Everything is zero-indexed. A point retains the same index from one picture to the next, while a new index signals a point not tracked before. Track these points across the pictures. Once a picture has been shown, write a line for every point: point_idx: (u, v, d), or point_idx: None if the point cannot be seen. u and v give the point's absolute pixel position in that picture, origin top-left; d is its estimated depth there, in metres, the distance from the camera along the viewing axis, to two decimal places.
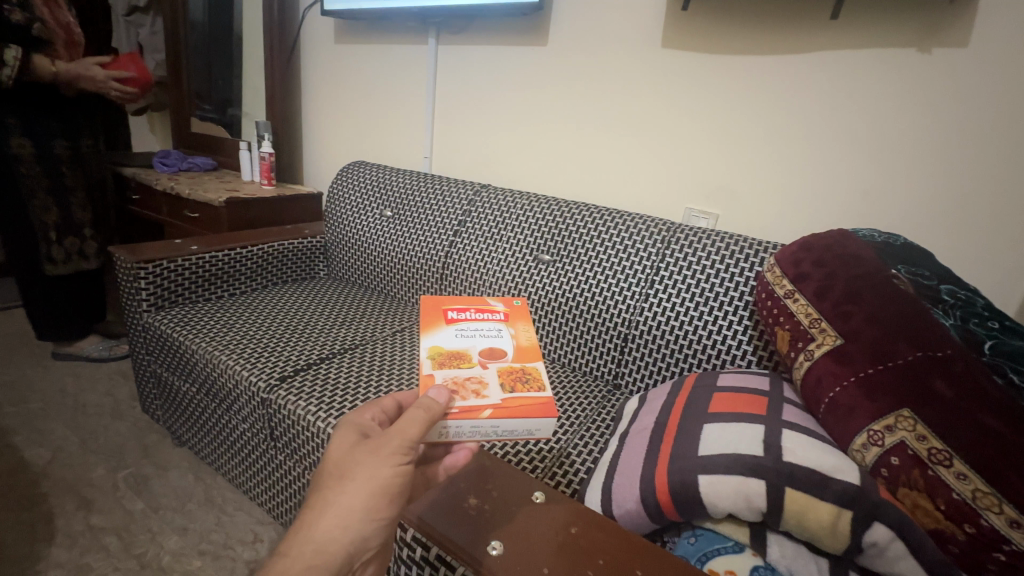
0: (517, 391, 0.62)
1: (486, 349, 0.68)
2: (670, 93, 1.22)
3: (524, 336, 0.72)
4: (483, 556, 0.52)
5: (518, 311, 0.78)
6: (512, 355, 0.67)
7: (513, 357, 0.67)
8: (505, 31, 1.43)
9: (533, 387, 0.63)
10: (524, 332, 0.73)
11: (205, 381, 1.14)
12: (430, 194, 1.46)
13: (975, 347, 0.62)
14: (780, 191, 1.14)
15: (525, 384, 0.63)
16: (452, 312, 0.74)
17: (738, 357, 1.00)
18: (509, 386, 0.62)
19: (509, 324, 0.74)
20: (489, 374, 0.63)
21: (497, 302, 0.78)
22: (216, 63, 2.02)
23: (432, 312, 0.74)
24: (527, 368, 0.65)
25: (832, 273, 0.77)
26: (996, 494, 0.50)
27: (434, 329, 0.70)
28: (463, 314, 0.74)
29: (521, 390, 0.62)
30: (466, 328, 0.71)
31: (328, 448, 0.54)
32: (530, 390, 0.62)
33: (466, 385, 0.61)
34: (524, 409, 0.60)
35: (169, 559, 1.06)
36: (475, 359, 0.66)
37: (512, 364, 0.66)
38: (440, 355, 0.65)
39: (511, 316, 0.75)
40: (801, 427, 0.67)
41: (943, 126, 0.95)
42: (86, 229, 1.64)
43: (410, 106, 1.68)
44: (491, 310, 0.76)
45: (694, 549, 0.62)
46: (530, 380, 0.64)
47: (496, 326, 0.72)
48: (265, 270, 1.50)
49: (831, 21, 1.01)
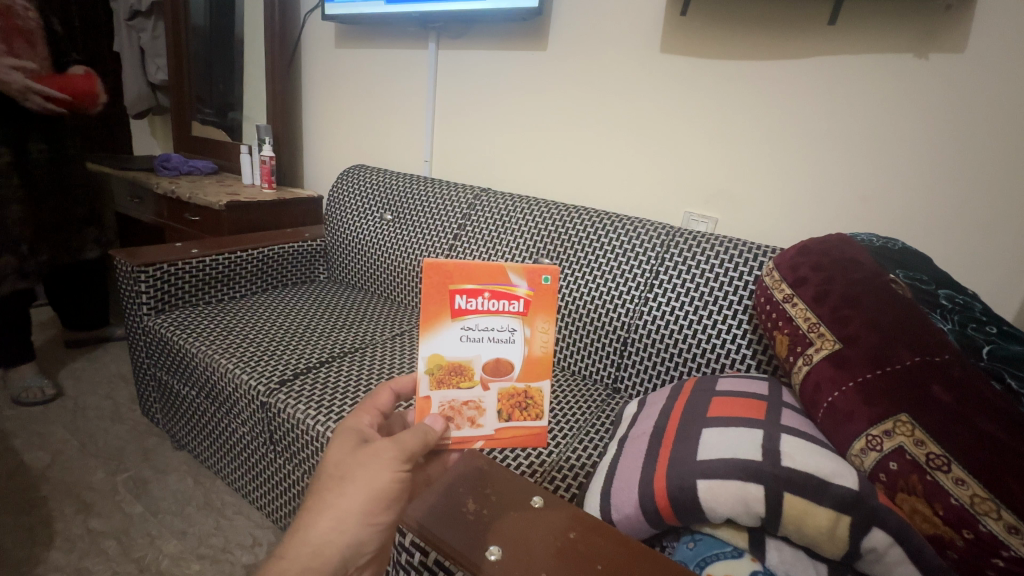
0: (513, 420, 0.63)
1: (492, 362, 0.61)
2: (669, 97, 1.22)
3: (539, 343, 0.61)
4: (482, 560, 0.52)
5: (546, 294, 0.60)
6: (518, 372, 0.62)
7: (519, 375, 0.62)
8: (504, 36, 1.44)
9: (532, 415, 0.63)
10: (543, 334, 0.61)
11: (205, 384, 1.14)
12: (430, 197, 1.47)
13: (972, 351, 0.62)
14: (780, 195, 1.14)
15: (524, 411, 0.63)
16: (460, 298, 0.60)
17: (738, 361, 1.00)
18: (506, 413, 0.63)
19: (527, 320, 0.61)
20: (488, 398, 0.62)
21: (519, 277, 0.60)
22: (217, 67, 2.02)
23: (436, 293, 0.60)
24: (530, 391, 0.62)
25: (830, 277, 0.77)
26: (994, 499, 0.50)
27: (436, 329, 0.60)
28: (473, 301, 0.60)
29: (517, 418, 0.63)
30: (473, 328, 0.60)
31: (327, 452, 0.54)
32: (527, 419, 0.63)
33: (464, 412, 0.62)
34: (516, 438, 0.63)
35: (168, 563, 1.06)
36: (477, 378, 0.61)
37: (516, 384, 0.62)
38: (440, 369, 0.61)
39: (531, 306, 0.60)
40: (800, 431, 0.67)
41: (943, 129, 0.95)
42: (25, 244, 1.41)
43: (410, 110, 1.68)
44: (510, 295, 0.60)
45: (693, 554, 0.62)
46: (530, 408, 0.63)
47: (509, 325, 0.61)
48: (265, 273, 1.50)
49: (829, 26, 1.01)
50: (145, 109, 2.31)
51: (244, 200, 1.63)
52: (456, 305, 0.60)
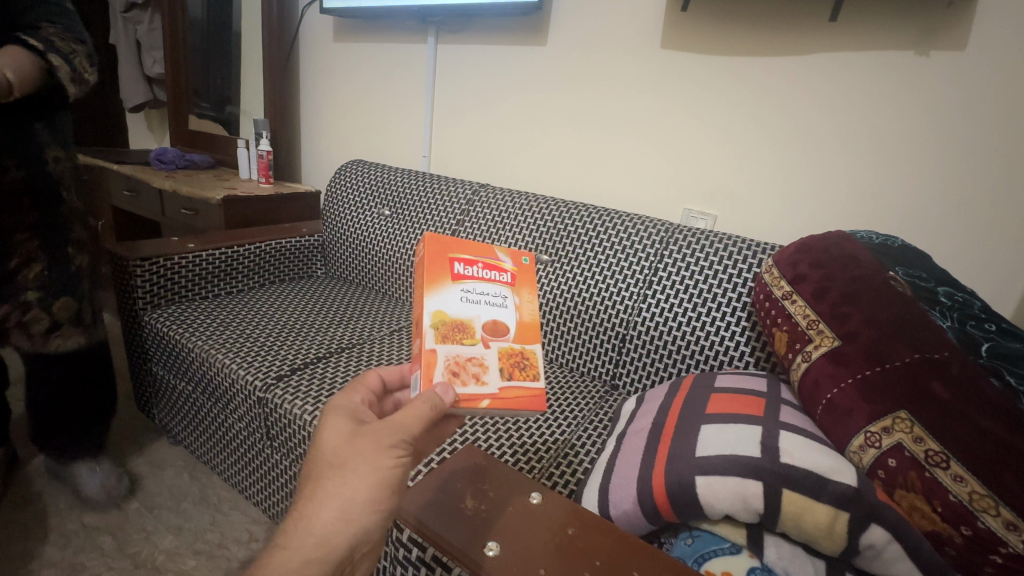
0: (515, 379, 0.58)
1: (491, 322, 0.60)
2: (669, 91, 1.21)
3: (529, 310, 0.63)
4: (480, 558, 0.52)
5: (527, 271, 0.66)
6: (514, 334, 0.60)
7: (515, 336, 0.60)
8: (504, 31, 1.43)
9: (531, 375, 0.59)
10: (531, 303, 0.64)
11: (200, 378, 1.14)
12: (430, 193, 1.46)
13: (972, 348, 0.61)
14: (779, 189, 1.13)
15: (523, 370, 0.59)
16: (458, 265, 0.62)
17: (737, 358, 1.00)
18: (507, 371, 0.58)
19: (515, 289, 0.63)
20: (490, 355, 0.58)
21: (505, 255, 0.66)
22: (215, 61, 2.01)
23: (436, 259, 0.61)
24: (527, 351, 0.60)
25: (830, 274, 0.77)
26: (992, 496, 0.50)
27: (437, 289, 0.59)
28: (470, 269, 0.62)
29: (517, 378, 0.58)
30: (471, 290, 0.61)
31: (321, 429, 0.54)
32: (527, 379, 0.59)
33: (468, 367, 0.56)
34: (519, 399, 0.57)
35: (163, 558, 1.05)
36: (478, 334, 0.58)
37: (513, 344, 0.60)
38: (443, 324, 0.58)
39: (518, 279, 0.64)
40: (797, 427, 0.67)
41: (942, 126, 0.95)
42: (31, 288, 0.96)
43: (410, 104, 1.67)
44: (499, 268, 0.64)
45: (691, 550, 0.62)
46: (528, 366, 0.59)
47: (500, 291, 0.62)
48: (261, 269, 1.49)
49: (831, 22, 1.01)
50: (141, 102, 2.28)
51: (242, 195, 1.62)
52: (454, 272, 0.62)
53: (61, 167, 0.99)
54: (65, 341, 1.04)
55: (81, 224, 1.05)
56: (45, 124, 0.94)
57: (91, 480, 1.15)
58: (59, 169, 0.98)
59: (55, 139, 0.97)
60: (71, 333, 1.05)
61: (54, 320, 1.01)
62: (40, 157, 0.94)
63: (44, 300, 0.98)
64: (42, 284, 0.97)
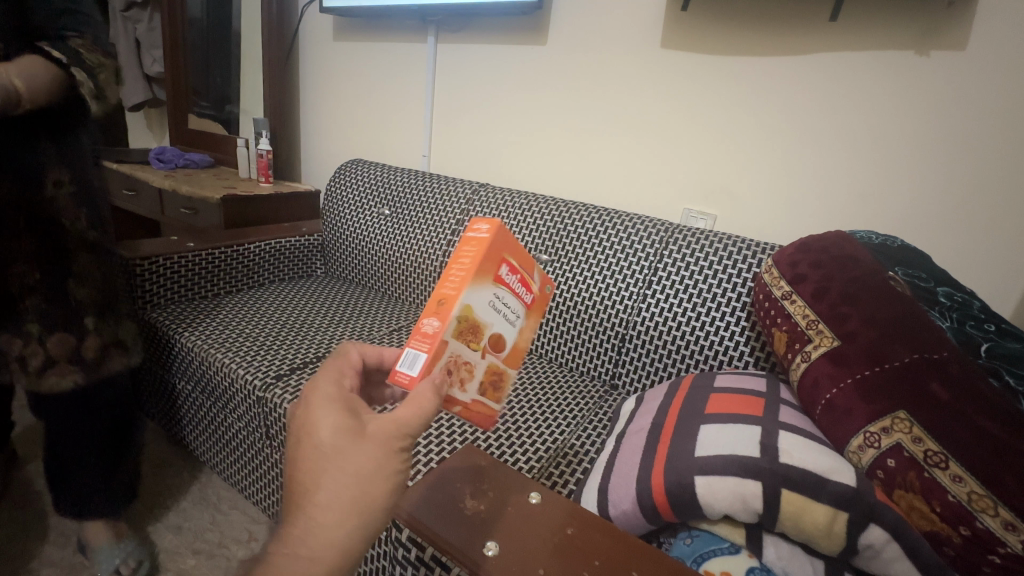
0: (484, 398, 0.58)
1: (498, 338, 0.57)
2: (670, 91, 1.21)
3: (526, 337, 0.62)
4: (479, 557, 0.52)
5: (542, 299, 0.65)
6: (507, 356, 0.59)
7: (506, 357, 0.59)
8: (505, 30, 1.42)
9: (495, 398, 0.60)
10: (531, 331, 0.63)
11: (200, 377, 1.13)
12: (430, 192, 1.46)
13: (971, 349, 0.61)
14: (778, 190, 1.13)
15: (493, 392, 0.59)
16: (505, 268, 0.57)
17: (736, 358, 1.00)
18: (483, 387, 0.58)
19: (527, 314, 0.62)
20: (480, 366, 0.57)
21: (537, 277, 0.63)
22: (214, 60, 2.01)
23: (491, 253, 0.56)
24: (506, 375, 0.60)
25: (829, 274, 0.77)
26: (991, 496, 0.50)
27: (477, 285, 0.54)
28: (511, 277, 0.58)
29: (486, 397, 0.58)
30: (501, 300, 0.57)
31: (313, 419, 0.45)
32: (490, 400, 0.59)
33: (459, 372, 0.55)
34: (476, 417, 0.58)
35: (163, 557, 1.05)
36: (483, 346, 0.56)
37: (501, 364, 0.59)
38: (464, 321, 0.53)
39: (534, 304, 0.63)
40: (795, 427, 0.67)
41: (943, 126, 0.95)
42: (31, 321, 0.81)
43: (410, 103, 1.67)
44: (529, 288, 0.61)
45: (690, 550, 0.62)
46: (498, 390, 0.60)
47: (518, 310, 0.60)
48: (261, 268, 1.49)
49: (831, 22, 1.01)
50: (141, 101, 2.27)
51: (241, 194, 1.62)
52: (496, 272, 0.57)
53: (64, 193, 0.78)
54: (61, 380, 0.87)
55: (97, 251, 0.86)
56: (56, 143, 0.75)
57: (105, 559, 0.98)
58: (60, 194, 0.77)
59: (62, 159, 0.76)
60: (66, 371, 0.87)
61: (50, 356, 0.84)
62: (37, 178, 0.74)
63: (43, 334, 0.83)
64: (38, 316, 0.81)
